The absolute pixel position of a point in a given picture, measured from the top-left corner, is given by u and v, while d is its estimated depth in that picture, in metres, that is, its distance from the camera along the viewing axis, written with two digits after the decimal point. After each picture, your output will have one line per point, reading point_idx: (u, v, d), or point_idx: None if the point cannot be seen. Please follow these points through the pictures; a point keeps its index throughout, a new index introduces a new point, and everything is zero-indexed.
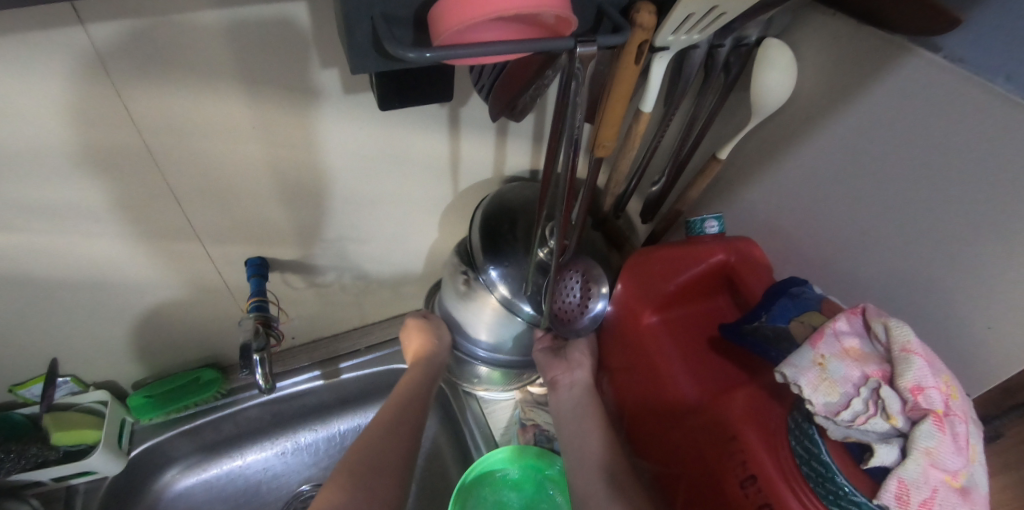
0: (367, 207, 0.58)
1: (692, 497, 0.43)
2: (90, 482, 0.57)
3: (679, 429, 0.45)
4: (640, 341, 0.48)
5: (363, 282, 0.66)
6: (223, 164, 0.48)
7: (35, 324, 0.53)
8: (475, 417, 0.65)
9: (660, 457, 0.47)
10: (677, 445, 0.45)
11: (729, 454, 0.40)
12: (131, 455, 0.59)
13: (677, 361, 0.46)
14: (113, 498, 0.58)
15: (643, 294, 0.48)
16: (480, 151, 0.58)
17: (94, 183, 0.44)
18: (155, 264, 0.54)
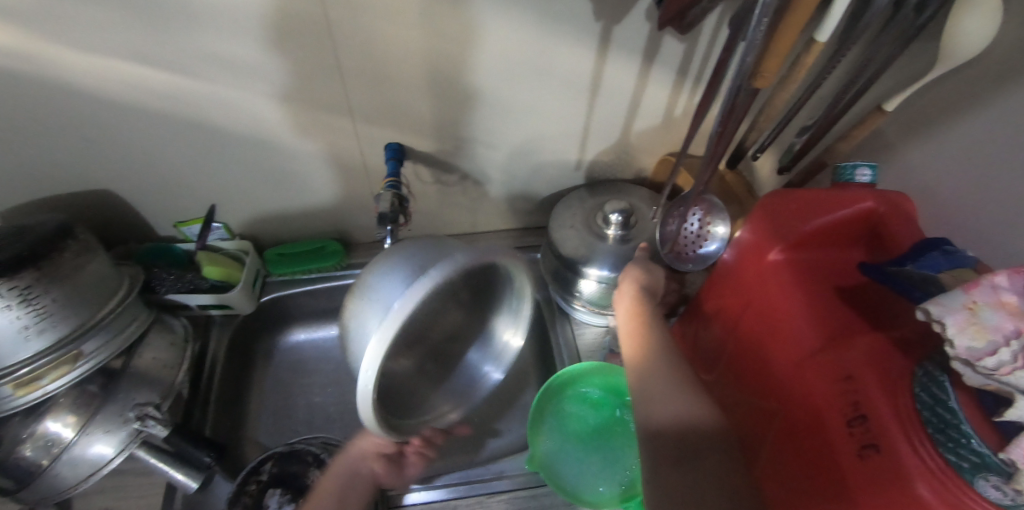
0: (503, 115, 0.61)
1: (786, 431, 0.43)
2: (226, 316, 0.66)
3: (785, 365, 0.45)
4: (760, 277, 0.49)
5: (482, 190, 0.69)
6: (386, 44, 0.52)
7: (208, 170, 0.62)
8: (565, 337, 0.67)
9: (758, 393, 0.47)
10: (779, 381, 0.45)
11: (840, 393, 0.40)
12: (261, 300, 0.67)
13: (797, 301, 0.46)
14: (241, 331, 0.67)
15: (771, 232, 0.48)
16: (623, 75, 0.59)
17: (273, 43, 0.51)
18: (308, 134, 0.60)
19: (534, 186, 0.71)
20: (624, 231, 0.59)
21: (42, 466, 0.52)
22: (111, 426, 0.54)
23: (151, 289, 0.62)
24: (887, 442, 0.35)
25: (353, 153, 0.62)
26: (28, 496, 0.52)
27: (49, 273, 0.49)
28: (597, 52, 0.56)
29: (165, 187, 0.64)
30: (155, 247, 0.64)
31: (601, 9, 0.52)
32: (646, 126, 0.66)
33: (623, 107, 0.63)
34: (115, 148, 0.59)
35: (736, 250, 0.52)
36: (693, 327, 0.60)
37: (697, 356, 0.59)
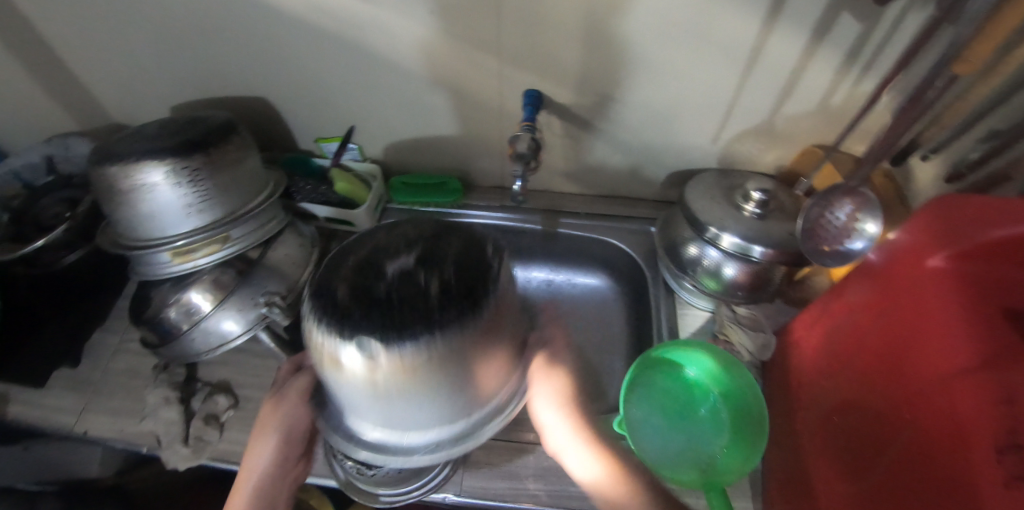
0: (649, 76, 0.60)
1: (915, 451, 0.38)
2: (345, 231, 0.71)
3: (926, 383, 0.39)
4: (914, 284, 0.44)
5: (607, 152, 0.69)
6: None
7: (352, 92, 0.66)
8: (667, 313, 0.66)
9: (888, 407, 0.42)
10: (916, 399, 0.40)
11: (987, 420, 0.33)
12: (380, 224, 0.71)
13: (951, 315, 0.39)
14: None
15: (937, 235, 0.43)
16: (787, 50, 0.56)
17: None
18: (452, 70, 0.61)
19: (660, 157, 0.69)
20: (761, 211, 0.61)
21: (181, 328, 0.58)
22: (243, 306, 0.59)
23: (291, 196, 0.67)
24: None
25: (491, 96, 0.63)
26: (168, 352, 0.59)
27: (215, 162, 0.54)
28: (765, 21, 0.54)
29: (312, 103, 0.68)
30: (296, 156, 0.70)
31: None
32: (796, 110, 0.62)
33: (778, 84, 0.59)
34: (279, 59, 0.63)
35: (890, 252, 0.47)
36: (817, 328, 0.56)
37: (817, 358, 0.54)
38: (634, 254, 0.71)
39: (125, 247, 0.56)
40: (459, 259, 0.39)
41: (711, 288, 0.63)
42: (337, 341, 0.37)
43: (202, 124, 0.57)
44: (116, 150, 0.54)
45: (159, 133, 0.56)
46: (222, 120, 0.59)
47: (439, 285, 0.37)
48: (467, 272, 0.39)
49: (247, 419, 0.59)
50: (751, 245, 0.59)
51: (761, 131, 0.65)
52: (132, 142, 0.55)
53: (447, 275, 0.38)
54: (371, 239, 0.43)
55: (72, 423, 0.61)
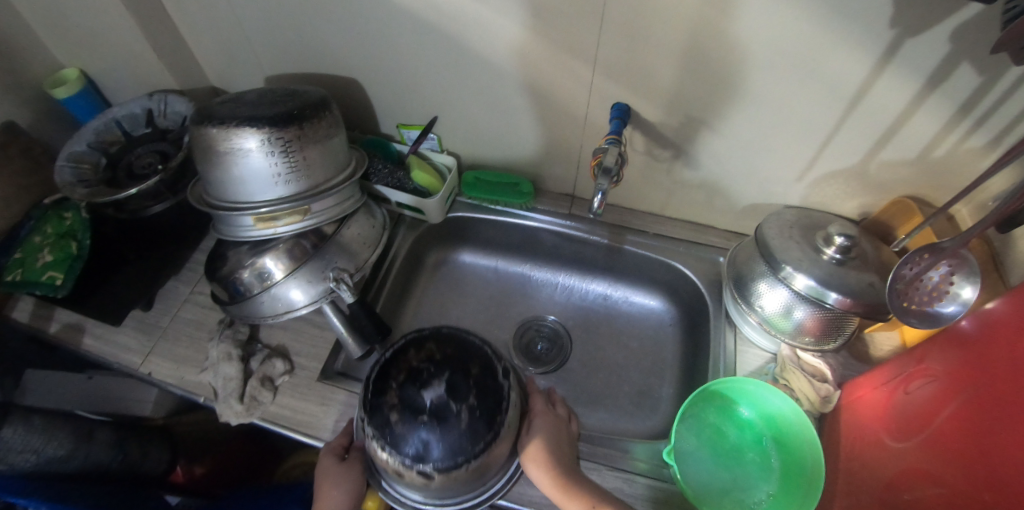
0: (742, 104, 0.58)
1: None
2: (415, 218, 0.73)
3: (1009, 463, 0.35)
4: (1005, 354, 0.39)
5: (686, 174, 0.68)
6: (660, 3, 0.51)
7: (440, 84, 0.67)
8: (726, 346, 0.64)
9: (966, 485, 0.39)
10: (999, 481, 0.36)
11: None
12: (449, 216, 0.73)
13: None
14: (427, 236, 0.74)
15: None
16: (894, 96, 0.53)
17: None
18: (543, 74, 0.61)
19: (737, 185, 0.68)
20: (842, 257, 0.58)
21: (252, 289, 0.60)
22: (312, 278, 0.61)
23: (366, 177, 0.69)
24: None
25: (578, 105, 0.63)
26: (235, 311, 0.61)
27: (306, 135, 0.56)
28: (876, 64, 0.51)
29: (399, 89, 0.70)
30: (377, 139, 0.72)
31: (903, 16, 0.46)
32: (894, 158, 0.59)
33: (878, 129, 0.57)
34: (375, 44, 0.65)
35: (986, 319, 0.43)
36: (893, 389, 0.52)
37: (887, 421, 0.50)
38: (697, 281, 0.70)
39: (213, 206, 0.58)
40: (483, 382, 0.50)
41: (778, 327, 0.61)
42: (399, 449, 0.47)
43: (298, 97, 0.59)
44: (217, 111, 0.56)
45: (258, 101, 0.58)
46: (316, 96, 0.61)
47: (468, 413, 0.48)
48: (487, 393, 0.50)
49: (300, 386, 0.61)
50: (826, 290, 0.57)
51: (852, 175, 0.63)
52: (233, 106, 0.58)
53: (471, 403, 0.48)
54: (407, 359, 0.51)
55: (139, 363, 0.64)
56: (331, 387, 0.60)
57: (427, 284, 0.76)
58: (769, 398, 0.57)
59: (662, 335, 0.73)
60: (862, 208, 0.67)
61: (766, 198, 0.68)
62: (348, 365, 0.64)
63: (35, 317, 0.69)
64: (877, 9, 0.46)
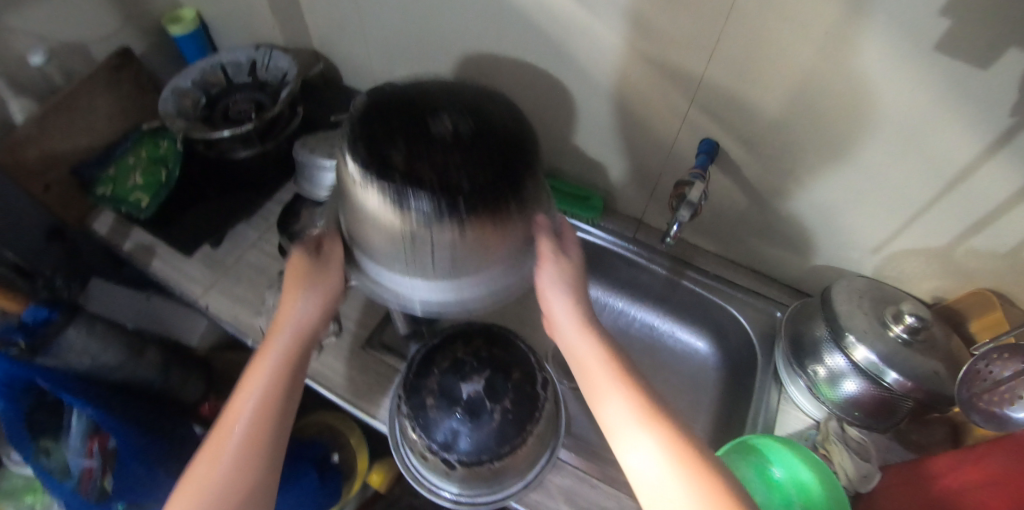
0: (835, 162, 0.57)
1: None
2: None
3: None
4: None
5: (761, 221, 0.67)
6: (772, 50, 0.50)
7: (532, 88, 0.68)
8: (767, 403, 0.64)
9: None
10: None
11: None
12: None
13: None
14: None
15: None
16: (1000, 185, 0.51)
17: (663, 6, 0.52)
18: (639, 94, 0.61)
19: (810, 242, 0.66)
20: (909, 336, 0.56)
21: None
22: None
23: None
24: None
25: (667, 132, 0.63)
26: None
27: None
28: (986, 149, 0.49)
29: (491, 85, 0.72)
30: None
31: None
32: (986, 248, 0.56)
33: (973, 216, 0.54)
34: (479, 38, 0.67)
35: None
36: (936, 478, 0.50)
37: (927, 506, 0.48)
38: (750, 330, 0.69)
39: (312, 157, 0.59)
40: (522, 387, 0.52)
41: (825, 394, 0.60)
42: (428, 433, 0.49)
43: (475, 124, 0.35)
44: (390, 151, 0.33)
45: (439, 109, 0.35)
46: (511, 132, 0.37)
47: (502, 413, 0.49)
48: (524, 400, 0.51)
49: (344, 349, 0.62)
50: (885, 367, 0.55)
51: (937, 256, 0.61)
52: (381, 105, 0.36)
53: (506, 405, 0.50)
54: (453, 350, 0.54)
55: (199, 294, 0.67)
56: (373, 356, 0.62)
57: None
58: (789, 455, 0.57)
59: (705, 376, 0.73)
60: (938, 292, 0.64)
61: (840, 260, 0.67)
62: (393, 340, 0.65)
63: (114, 232, 0.74)
64: (999, 96, 0.44)
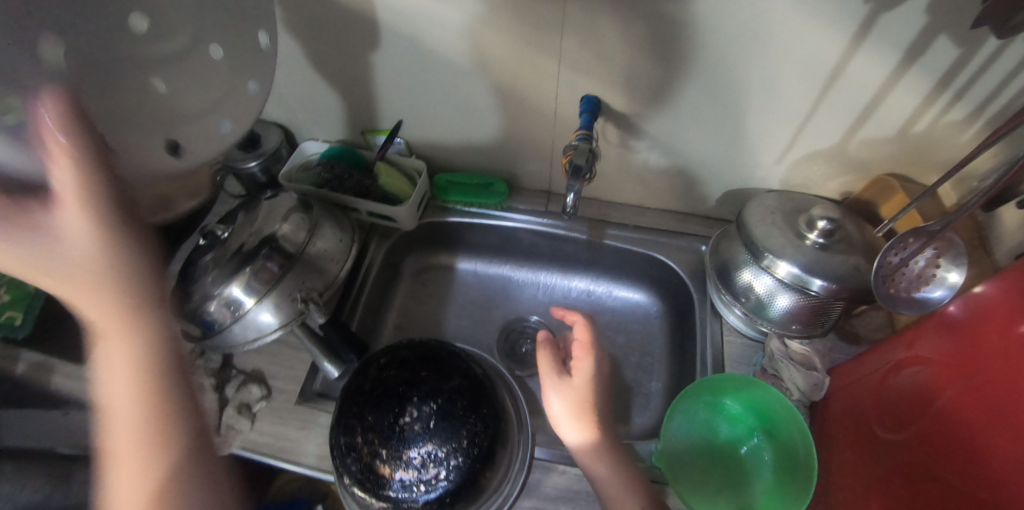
0: (716, 88, 0.56)
1: None
2: (389, 227, 0.72)
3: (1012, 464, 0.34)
4: (998, 347, 0.38)
5: (664, 162, 0.66)
6: None
7: (402, 87, 0.64)
8: (712, 339, 0.64)
9: (960, 482, 0.38)
10: (1003, 483, 0.34)
11: None
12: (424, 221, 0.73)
13: None
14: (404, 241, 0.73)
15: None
16: (871, 74, 0.51)
17: None
18: (509, 68, 0.58)
19: (716, 171, 0.66)
20: (825, 241, 0.57)
21: (223, 322, 0.56)
22: (280, 302, 0.58)
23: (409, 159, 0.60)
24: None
25: (547, 100, 0.61)
26: (207, 343, 0.58)
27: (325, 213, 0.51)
28: (851, 41, 0.48)
29: (361, 94, 0.67)
30: (339, 149, 0.70)
31: None
32: (872, 137, 0.58)
33: (856, 107, 0.55)
34: (330, 52, 0.62)
35: (962, 307, 0.43)
36: (878, 374, 0.51)
37: (884, 407, 0.49)
38: (682, 271, 0.69)
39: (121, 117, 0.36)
40: (471, 416, 0.48)
41: (761, 316, 0.60)
42: (381, 491, 0.45)
43: (440, 404, 0.47)
44: (378, 450, 0.46)
45: (405, 404, 0.47)
46: (466, 388, 0.49)
47: (457, 454, 0.46)
48: (478, 432, 0.48)
49: (277, 411, 0.59)
50: (811, 277, 0.55)
51: (833, 156, 0.61)
52: (373, 407, 0.47)
53: (461, 442, 0.46)
54: (386, 383, 0.49)
55: None
56: (310, 409, 0.58)
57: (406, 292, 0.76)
58: (755, 391, 0.56)
59: (653, 326, 0.73)
60: (844, 187, 0.65)
61: (748, 181, 0.67)
62: (327, 385, 0.62)
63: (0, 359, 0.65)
64: None
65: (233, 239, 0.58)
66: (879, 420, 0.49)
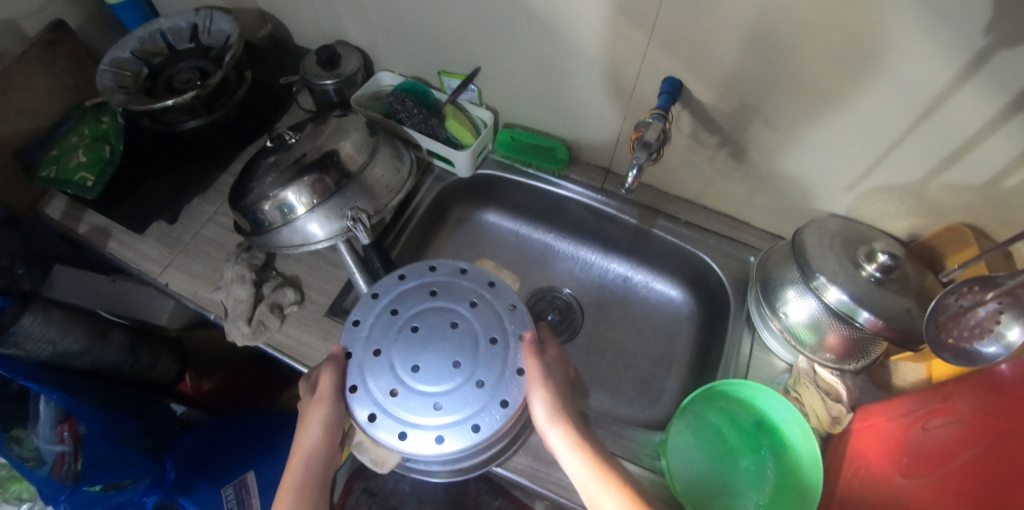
0: (805, 97, 0.54)
1: None
2: (444, 170, 0.73)
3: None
4: None
5: (732, 163, 0.64)
6: None
7: (484, 35, 0.65)
8: (740, 349, 0.63)
9: None
10: None
11: None
12: (479, 172, 0.74)
13: None
14: (456, 187, 0.74)
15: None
16: (975, 113, 0.48)
17: None
18: (599, 34, 0.57)
19: (783, 183, 0.64)
20: (881, 276, 0.54)
21: (273, 223, 0.59)
22: (330, 215, 0.60)
23: (429, 268, 0.56)
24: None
25: (628, 76, 0.60)
26: (257, 239, 0.62)
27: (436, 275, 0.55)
28: (962, 72, 0.46)
29: (444, 36, 0.68)
30: (413, 84, 0.71)
31: (1004, 21, 0.40)
32: (958, 182, 0.55)
33: (947, 146, 0.52)
34: None
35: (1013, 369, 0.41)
36: (906, 422, 0.49)
37: (902, 456, 0.47)
38: (723, 277, 0.68)
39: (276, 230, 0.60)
40: None
41: (801, 340, 0.59)
42: None
43: None
44: None
45: None
46: None
47: None
48: None
49: (308, 319, 0.61)
50: (858, 307, 0.54)
51: (911, 192, 0.58)
52: None
53: None
54: None
55: (156, 273, 0.65)
56: (337, 324, 0.60)
57: (446, 236, 0.77)
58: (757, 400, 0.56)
59: (681, 325, 0.73)
60: (915, 229, 0.62)
61: (814, 201, 0.64)
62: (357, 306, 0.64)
63: (68, 216, 0.69)
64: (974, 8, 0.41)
65: (298, 147, 0.60)
66: (892, 466, 0.48)
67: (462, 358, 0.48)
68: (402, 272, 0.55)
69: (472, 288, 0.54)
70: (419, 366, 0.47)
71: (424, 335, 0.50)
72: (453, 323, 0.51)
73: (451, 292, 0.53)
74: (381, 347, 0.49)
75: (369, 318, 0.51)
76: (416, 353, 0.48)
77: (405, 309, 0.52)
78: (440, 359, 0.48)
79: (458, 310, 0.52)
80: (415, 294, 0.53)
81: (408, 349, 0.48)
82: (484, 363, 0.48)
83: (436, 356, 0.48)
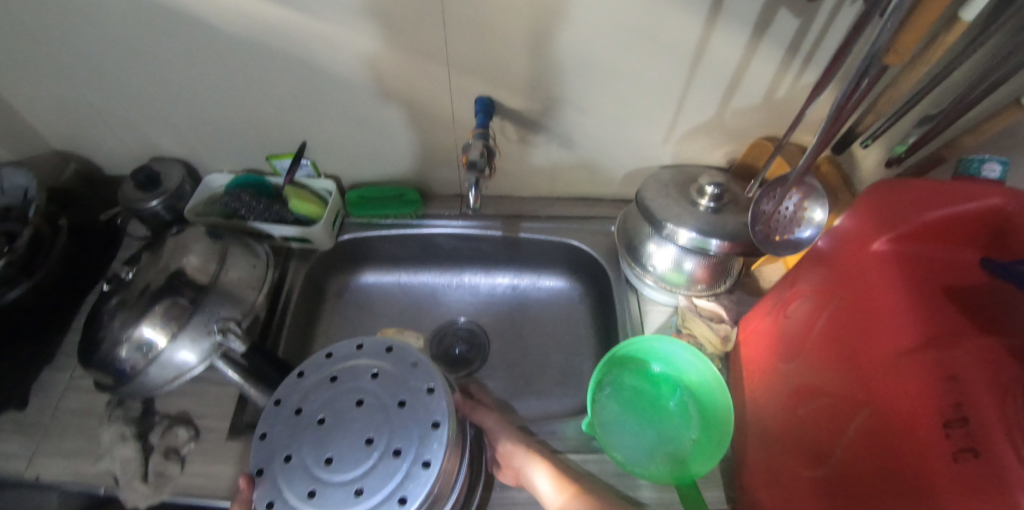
0: (603, 77, 0.60)
1: (866, 424, 0.38)
2: (305, 250, 0.73)
3: (876, 358, 0.39)
4: (857, 266, 0.43)
5: (565, 152, 0.70)
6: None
7: (300, 109, 0.65)
8: (631, 311, 0.68)
9: (840, 384, 0.42)
10: (872, 374, 0.39)
11: (936, 393, 0.33)
12: (341, 238, 0.74)
13: (898, 294, 0.39)
14: (325, 260, 0.74)
15: (876, 220, 0.42)
16: (729, 49, 0.56)
17: None
18: (405, 76, 0.60)
19: (614, 155, 0.70)
20: (716, 205, 0.62)
21: (136, 367, 0.54)
22: (197, 336, 0.56)
23: (325, 354, 0.51)
24: (990, 446, 0.30)
25: (444, 106, 0.63)
26: (123, 391, 0.55)
27: (336, 354, 0.51)
28: (706, 20, 0.54)
29: (267, 124, 0.68)
30: (247, 177, 0.70)
31: None
32: (743, 107, 0.64)
33: (722, 82, 0.60)
34: (222, 80, 0.62)
35: (827, 242, 0.47)
36: (766, 314, 0.56)
37: (778, 343, 0.53)
38: (598, 254, 0.73)
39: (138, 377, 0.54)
40: None
41: (674, 282, 0.65)
42: None
43: None
44: None
45: None
46: None
47: None
48: None
49: (208, 451, 0.57)
50: (707, 238, 0.59)
51: (712, 128, 0.67)
52: None
53: None
54: None
55: (22, 469, 0.57)
56: (242, 443, 0.57)
57: (331, 311, 0.76)
58: (657, 349, 0.61)
59: (580, 309, 0.77)
60: (728, 156, 0.71)
61: (643, 162, 0.72)
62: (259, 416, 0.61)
63: None
64: None
65: (139, 279, 0.56)
66: (769, 354, 0.54)
67: (375, 432, 0.44)
68: (299, 368, 0.50)
69: (371, 360, 0.50)
70: (333, 456, 0.43)
71: (332, 425, 0.46)
72: (359, 400, 0.47)
73: (350, 373, 0.49)
74: (291, 451, 0.44)
75: (274, 425, 0.46)
76: (328, 443, 0.44)
77: (308, 404, 0.47)
78: (352, 441, 0.44)
79: (362, 386, 0.48)
80: (315, 386, 0.48)
81: (319, 442, 0.44)
82: (399, 430, 0.44)
83: (348, 440, 0.44)
